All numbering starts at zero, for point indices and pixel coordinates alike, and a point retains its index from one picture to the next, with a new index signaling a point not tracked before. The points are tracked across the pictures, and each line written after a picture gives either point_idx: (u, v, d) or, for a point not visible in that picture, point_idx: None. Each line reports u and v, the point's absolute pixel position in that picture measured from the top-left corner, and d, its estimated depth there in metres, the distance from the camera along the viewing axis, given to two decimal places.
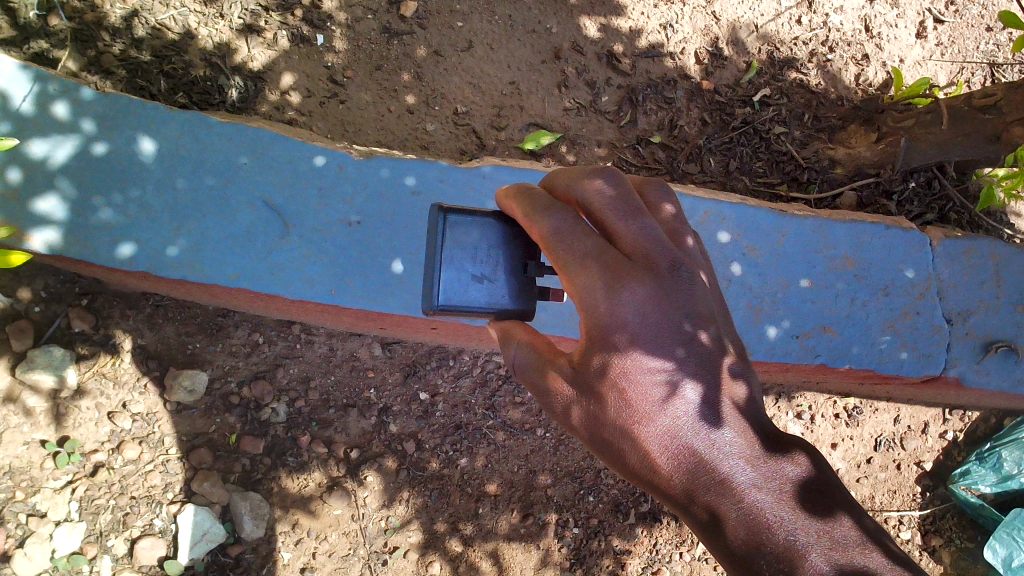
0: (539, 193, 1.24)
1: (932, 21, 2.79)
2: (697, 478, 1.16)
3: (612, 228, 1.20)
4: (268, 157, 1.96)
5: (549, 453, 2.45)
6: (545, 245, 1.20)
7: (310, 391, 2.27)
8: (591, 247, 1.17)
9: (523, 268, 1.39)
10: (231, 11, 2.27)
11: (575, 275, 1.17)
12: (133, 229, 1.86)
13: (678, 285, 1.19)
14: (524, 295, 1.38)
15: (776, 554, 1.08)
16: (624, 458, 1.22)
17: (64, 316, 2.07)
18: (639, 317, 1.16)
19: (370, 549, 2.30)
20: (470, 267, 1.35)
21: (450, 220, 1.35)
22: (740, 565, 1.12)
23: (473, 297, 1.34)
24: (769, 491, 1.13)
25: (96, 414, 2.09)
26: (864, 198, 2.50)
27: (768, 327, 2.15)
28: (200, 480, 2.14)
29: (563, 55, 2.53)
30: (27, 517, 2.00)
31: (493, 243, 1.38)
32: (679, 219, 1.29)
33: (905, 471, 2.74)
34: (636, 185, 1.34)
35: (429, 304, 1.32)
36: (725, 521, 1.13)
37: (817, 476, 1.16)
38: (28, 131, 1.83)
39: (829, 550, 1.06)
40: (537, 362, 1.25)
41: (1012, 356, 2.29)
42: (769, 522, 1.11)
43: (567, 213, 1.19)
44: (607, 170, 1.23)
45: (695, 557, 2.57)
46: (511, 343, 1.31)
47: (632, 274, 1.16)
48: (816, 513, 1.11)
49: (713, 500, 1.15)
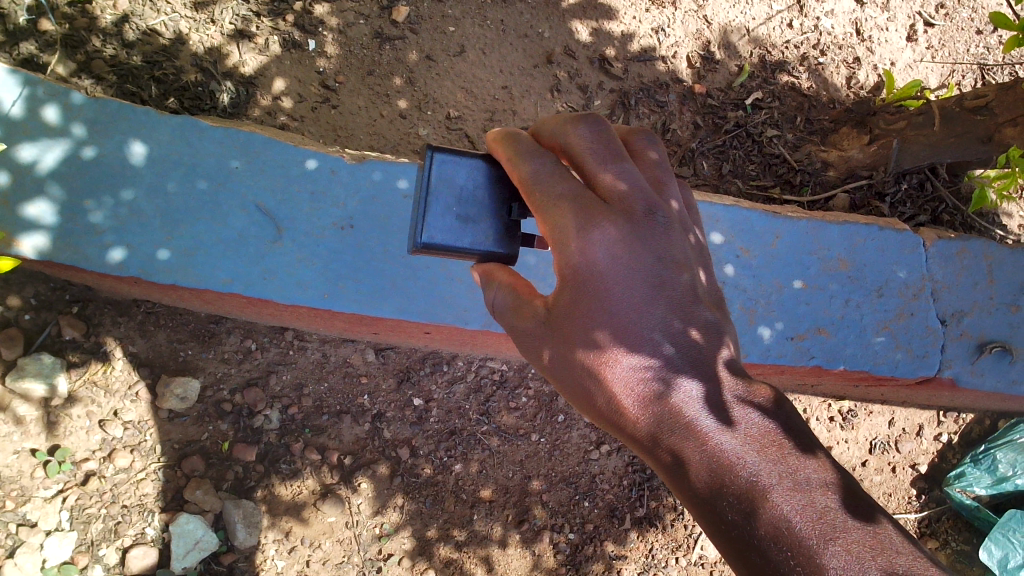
0: (523, 137, 1.25)
1: (923, 25, 2.80)
2: (663, 420, 1.17)
3: (590, 172, 1.22)
4: (260, 161, 1.94)
5: (544, 458, 2.45)
6: (524, 189, 1.22)
7: (303, 398, 2.25)
8: (568, 190, 1.19)
9: (508, 211, 1.36)
10: (222, 16, 2.26)
11: (550, 216, 1.19)
12: (124, 234, 1.85)
13: (652, 230, 1.22)
14: (508, 238, 1.35)
15: (737, 495, 1.07)
16: (593, 401, 1.24)
17: (55, 324, 2.05)
18: (610, 258, 1.19)
19: (364, 557, 2.29)
20: (456, 206, 1.34)
21: (437, 159, 1.34)
22: (703, 507, 1.10)
23: (456, 238, 1.33)
24: (734, 434, 1.13)
25: (87, 422, 2.07)
26: (857, 200, 2.50)
27: (762, 328, 2.15)
28: (192, 487, 2.12)
29: (555, 59, 2.54)
30: (17, 526, 1.98)
31: (479, 184, 1.36)
32: (662, 168, 1.31)
33: (900, 474, 2.73)
34: (623, 136, 1.36)
35: (413, 243, 1.33)
36: (689, 463, 1.13)
37: (787, 425, 1.15)
38: (18, 135, 1.81)
39: (791, 491, 1.05)
40: (514, 303, 1.27)
41: (1005, 356, 2.30)
42: (731, 463, 1.10)
43: (547, 158, 1.21)
44: (590, 118, 1.26)
45: (691, 561, 2.56)
46: (492, 285, 1.31)
47: (606, 216, 1.19)
48: (781, 457, 1.10)
49: (678, 443, 1.15)
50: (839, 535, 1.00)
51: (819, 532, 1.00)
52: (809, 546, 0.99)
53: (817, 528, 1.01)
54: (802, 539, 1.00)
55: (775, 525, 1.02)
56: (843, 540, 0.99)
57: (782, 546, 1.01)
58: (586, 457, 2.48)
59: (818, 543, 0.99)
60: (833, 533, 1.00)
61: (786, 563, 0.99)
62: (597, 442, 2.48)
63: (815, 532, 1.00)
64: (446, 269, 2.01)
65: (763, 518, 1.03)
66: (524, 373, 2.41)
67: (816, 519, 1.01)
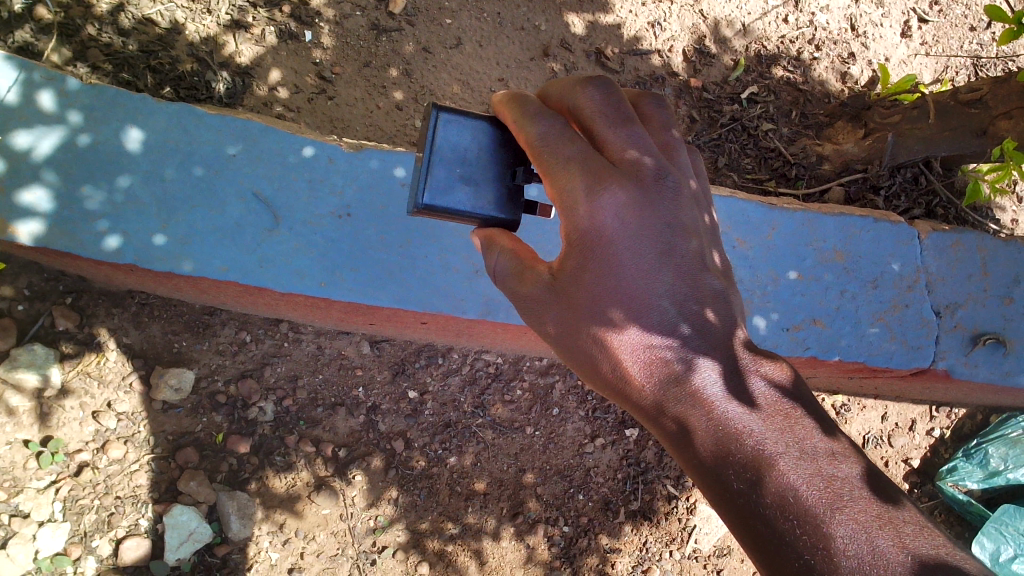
0: (530, 99, 1.24)
1: (917, 21, 2.81)
2: (668, 388, 1.21)
3: (600, 135, 1.23)
4: (257, 148, 1.94)
5: (539, 451, 2.45)
6: (532, 151, 1.21)
7: (298, 390, 2.25)
8: (576, 152, 1.18)
9: (512, 175, 1.36)
10: (219, 7, 2.25)
11: (559, 179, 1.19)
12: (119, 221, 1.84)
13: (661, 194, 1.24)
14: (511, 204, 1.36)
15: (743, 464, 1.10)
16: (597, 369, 1.26)
17: (48, 314, 2.04)
18: (618, 221, 1.20)
19: (359, 549, 2.28)
20: (459, 168, 1.34)
21: (441, 119, 1.33)
22: (706, 474, 1.13)
23: (458, 200, 1.33)
24: (739, 403, 1.16)
25: (80, 413, 2.06)
26: (852, 193, 2.53)
27: (759, 319, 2.15)
28: (186, 479, 2.11)
29: (552, 52, 2.54)
30: (9, 517, 1.97)
31: (483, 146, 1.35)
32: (670, 132, 1.33)
33: (893, 468, 2.74)
34: (632, 98, 1.36)
35: (414, 204, 1.33)
36: (694, 431, 1.16)
37: (791, 397, 1.19)
38: (13, 122, 1.79)
39: (798, 459, 1.08)
40: (517, 268, 1.27)
41: (999, 348, 2.32)
42: (737, 431, 1.13)
43: (555, 119, 1.20)
44: (599, 80, 1.26)
45: (685, 555, 2.57)
46: (494, 250, 1.31)
47: (615, 179, 1.19)
48: (787, 427, 1.13)
49: (684, 412, 1.18)
50: (847, 505, 1.02)
51: (826, 501, 1.03)
52: (816, 515, 1.02)
53: (823, 497, 1.03)
54: (809, 509, 1.02)
55: (781, 493, 1.05)
56: (850, 510, 1.02)
57: (789, 515, 1.03)
58: (581, 450, 2.48)
59: (826, 512, 1.02)
60: (840, 502, 1.03)
61: (791, 532, 1.02)
62: (592, 435, 2.49)
63: (821, 501, 1.03)
64: (443, 259, 2.01)
65: (769, 487, 1.06)
66: (519, 366, 2.42)
67: (823, 489, 1.04)
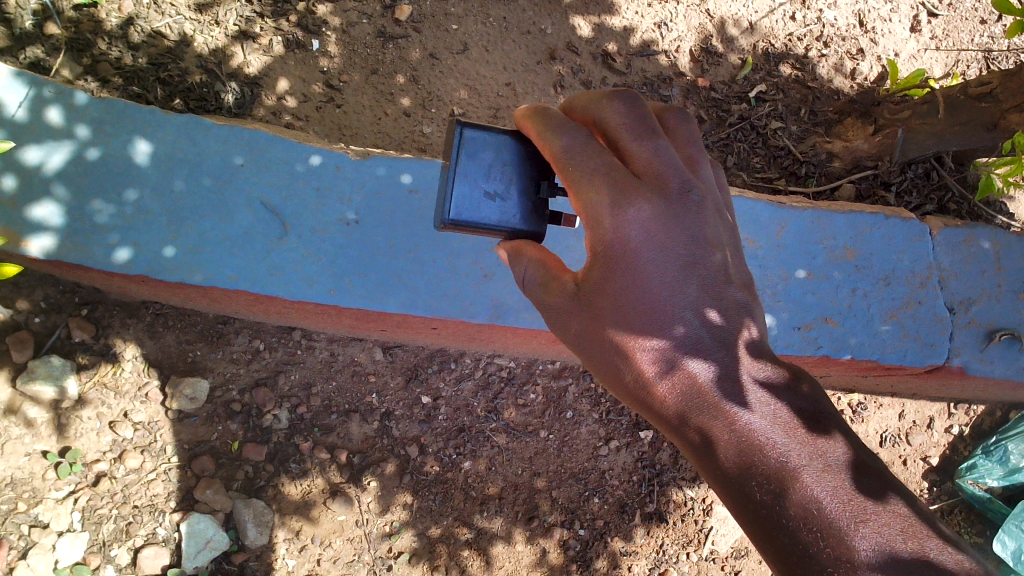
0: (555, 111, 1.25)
1: (926, 15, 2.79)
2: (692, 399, 1.19)
3: (626, 148, 1.23)
4: (265, 158, 1.95)
5: (553, 455, 2.44)
6: (557, 164, 1.22)
7: (312, 397, 2.26)
8: (601, 165, 1.19)
9: (536, 188, 1.37)
10: (227, 18, 2.27)
11: (584, 192, 1.20)
12: (130, 233, 1.86)
13: (685, 208, 1.23)
14: (535, 216, 1.37)
15: (767, 475, 1.10)
16: (620, 377, 1.25)
17: (65, 326, 2.06)
18: (643, 234, 1.20)
19: (374, 555, 2.29)
20: (483, 183, 1.34)
21: (465, 135, 1.34)
22: (730, 485, 1.13)
23: (484, 214, 1.34)
24: (764, 415, 1.15)
25: (97, 423, 2.08)
26: (863, 189, 2.51)
27: (768, 317, 2.14)
28: (202, 487, 2.13)
29: (558, 55, 2.55)
30: (30, 527, 2.00)
31: (508, 160, 1.36)
32: (694, 147, 1.33)
33: (911, 466, 2.71)
34: (656, 112, 1.36)
35: (441, 219, 1.34)
36: (718, 443, 1.15)
37: (812, 409, 1.18)
38: (25, 137, 1.82)
39: (821, 473, 1.08)
40: (543, 278, 1.27)
41: (1014, 344, 2.29)
42: (761, 444, 1.12)
43: (580, 131, 1.21)
44: (625, 93, 1.27)
45: (702, 557, 2.55)
46: (521, 259, 1.30)
47: (640, 193, 1.19)
48: (809, 439, 1.13)
49: (706, 423, 1.17)
50: (870, 517, 1.04)
51: (851, 514, 1.04)
52: (840, 527, 1.03)
53: (847, 510, 1.04)
54: (833, 521, 1.03)
55: (806, 506, 1.06)
56: (874, 523, 1.03)
57: (812, 527, 1.04)
58: (596, 453, 2.48)
59: (849, 524, 1.03)
60: (863, 515, 1.04)
61: (815, 544, 1.03)
62: (606, 437, 2.48)
63: (845, 514, 1.04)
64: (451, 264, 2.01)
65: (794, 499, 1.07)
66: (532, 370, 2.42)
67: (847, 502, 1.05)
